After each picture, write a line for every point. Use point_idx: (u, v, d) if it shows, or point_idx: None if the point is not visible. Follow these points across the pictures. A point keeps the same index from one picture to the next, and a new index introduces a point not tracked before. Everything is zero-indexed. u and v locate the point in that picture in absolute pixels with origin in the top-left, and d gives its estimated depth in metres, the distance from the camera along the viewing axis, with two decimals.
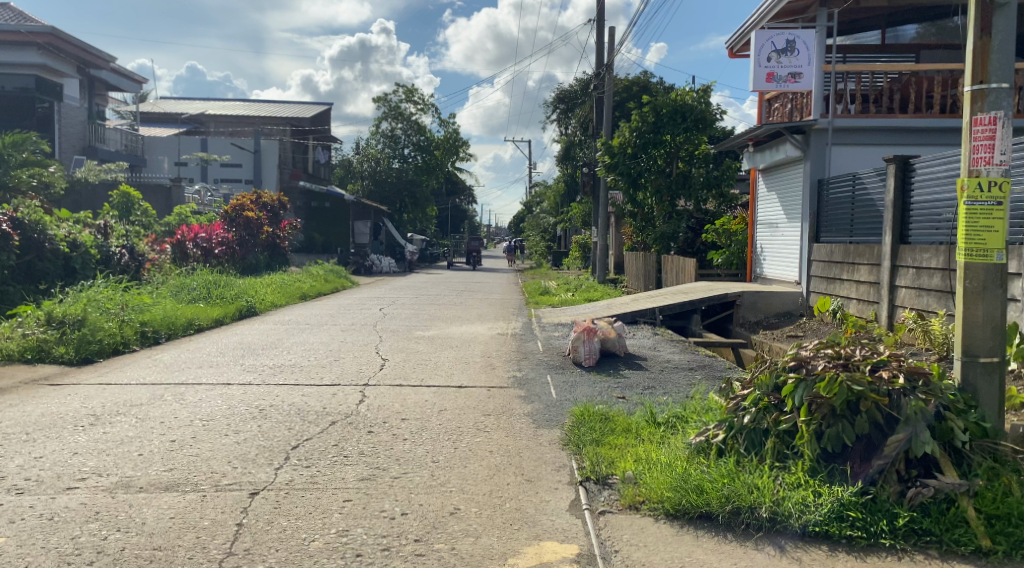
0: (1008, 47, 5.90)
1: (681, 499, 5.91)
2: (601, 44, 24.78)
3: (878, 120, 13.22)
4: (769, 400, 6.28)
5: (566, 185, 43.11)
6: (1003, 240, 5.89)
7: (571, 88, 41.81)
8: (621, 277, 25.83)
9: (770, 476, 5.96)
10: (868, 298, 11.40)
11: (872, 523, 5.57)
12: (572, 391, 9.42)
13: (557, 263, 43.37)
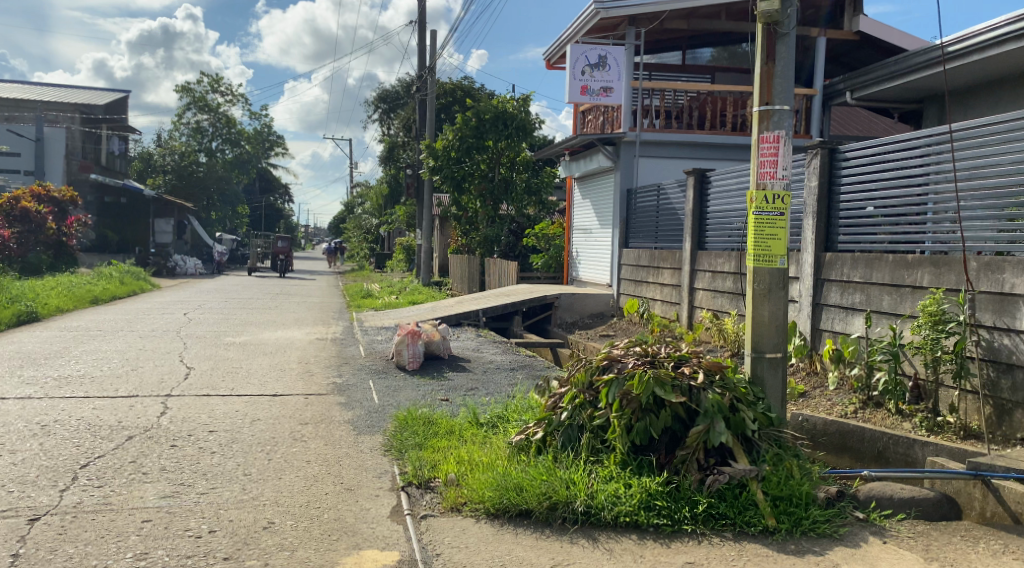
0: (789, 74, 6.58)
1: (501, 497, 6.23)
2: (424, 46, 25.04)
3: (680, 135, 14.20)
4: (585, 397, 6.74)
5: (390, 186, 43.14)
6: (785, 247, 6.57)
7: (393, 89, 41.95)
8: (445, 279, 26.22)
9: (585, 471, 6.39)
10: (670, 300, 12.21)
11: (676, 510, 6.07)
12: (395, 395, 9.61)
13: (379, 266, 43.23)
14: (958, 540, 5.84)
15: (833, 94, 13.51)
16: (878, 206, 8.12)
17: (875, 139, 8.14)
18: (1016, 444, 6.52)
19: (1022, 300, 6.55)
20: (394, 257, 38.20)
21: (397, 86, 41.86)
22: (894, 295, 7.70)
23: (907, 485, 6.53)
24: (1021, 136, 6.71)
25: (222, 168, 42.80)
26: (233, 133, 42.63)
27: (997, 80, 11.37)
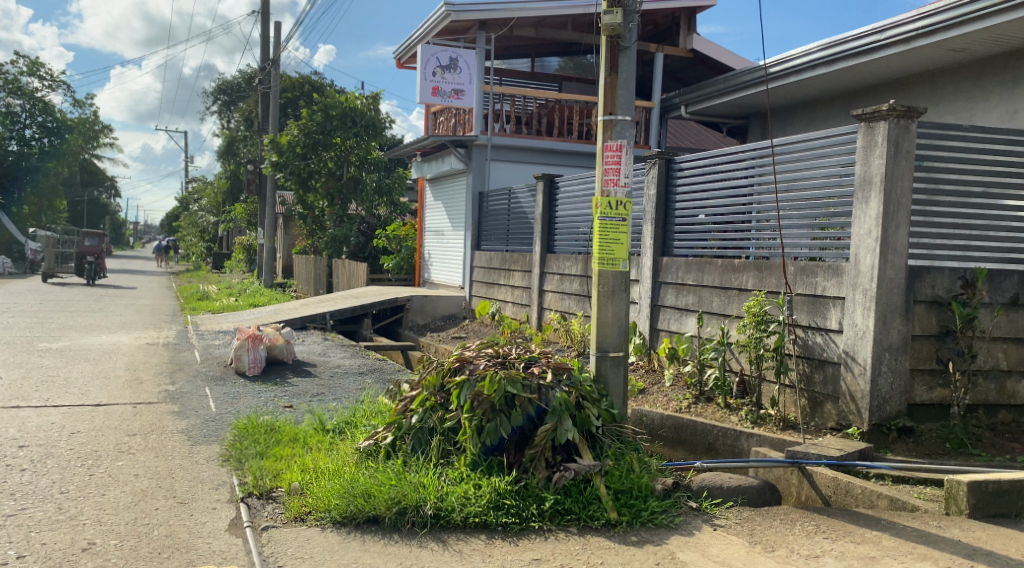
0: (630, 86, 6.95)
1: (348, 505, 6.29)
2: (267, 38, 24.50)
3: (530, 141, 14.55)
4: (436, 400, 6.90)
5: (229, 181, 41.82)
6: (627, 251, 6.94)
7: (234, 81, 40.77)
8: (289, 279, 25.74)
9: (435, 474, 6.53)
10: (521, 302, 12.52)
11: (524, 509, 6.29)
12: (235, 402, 9.46)
13: (218, 267, 41.66)
14: (778, 523, 6.33)
15: (670, 108, 14.22)
16: (708, 213, 8.66)
17: (706, 152, 8.68)
18: (827, 433, 7.14)
19: (832, 301, 7.16)
20: (234, 257, 37.07)
21: (238, 78, 40.76)
22: (723, 297, 8.23)
23: (733, 474, 7.03)
24: (830, 152, 7.33)
25: (36, 157, 38.04)
26: (49, 120, 38.53)
27: (813, 100, 12.31)
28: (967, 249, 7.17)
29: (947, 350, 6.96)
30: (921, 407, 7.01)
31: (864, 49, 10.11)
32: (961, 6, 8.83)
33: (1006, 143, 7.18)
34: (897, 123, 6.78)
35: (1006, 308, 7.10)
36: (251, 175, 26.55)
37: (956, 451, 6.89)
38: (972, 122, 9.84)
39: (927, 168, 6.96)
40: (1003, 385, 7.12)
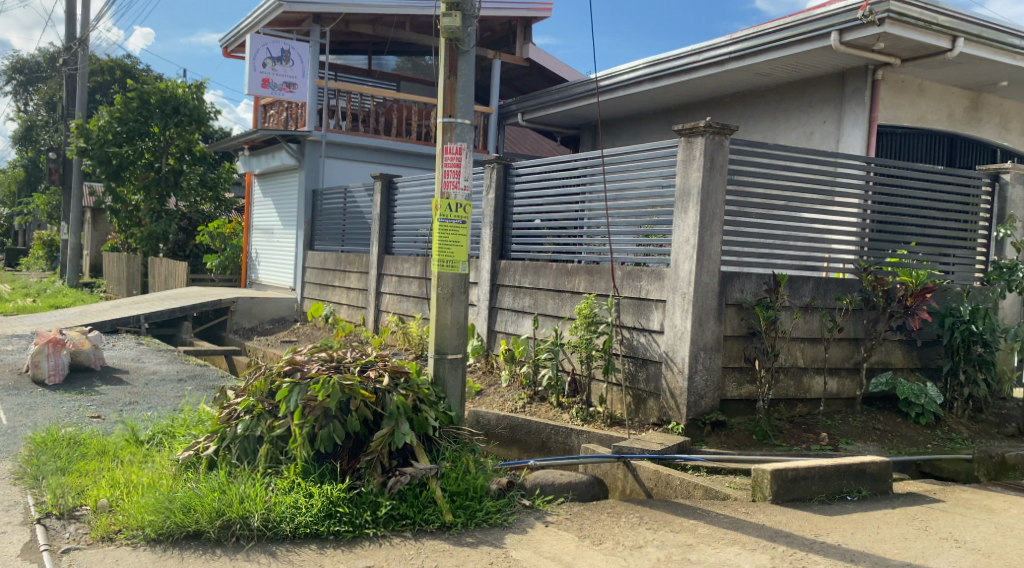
0: (469, 90, 7.14)
1: (164, 521, 6.12)
2: (74, 16, 23.04)
3: (365, 139, 14.45)
4: (263, 407, 6.81)
5: (25, 170, 38.88)
6: (466, 254, 7.15)
7: (33, 60, 37.98)
8: (95, 280, 24.27)
9: (262, 483, 6.45)
10: (356, 304, 12.46)
11: (357, 516, 6.31)
12: (32, 414, 8.92)
13: (12, 263, 38.63)
14: (605, 517, 6.66)
15: (507, 115, 14.54)
16: (544, 219, 8.97)
17: (542, 158, 8.97)
18: (649, 428, 7.56)
19: (654, 304, 7.60)
20: (31, 253, 34.55)
21: (38, 56, 37.98)
22: (557, 300, 8.55)
23: (563, 471, 7.36)
24: (653, 164, 7.76)
25: None
26: None
27: (638, 113, 12.93)
28: (771, 254, 7.69)
29: (754, 349, 7.51)
30: (730, 402, 7.56)
31: (684, 69, 10.73)
32: (768, 33, 9.53)
33: (805, 160, 7.77)
34: (713, 139, 7.29)
35: (803, 311, 7.72)
36: (52, 164, 24.61)
37: (761, 442, 7.45)
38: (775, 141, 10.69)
39: (737, 182, 7.51)
40: (800, 381, 7.78)
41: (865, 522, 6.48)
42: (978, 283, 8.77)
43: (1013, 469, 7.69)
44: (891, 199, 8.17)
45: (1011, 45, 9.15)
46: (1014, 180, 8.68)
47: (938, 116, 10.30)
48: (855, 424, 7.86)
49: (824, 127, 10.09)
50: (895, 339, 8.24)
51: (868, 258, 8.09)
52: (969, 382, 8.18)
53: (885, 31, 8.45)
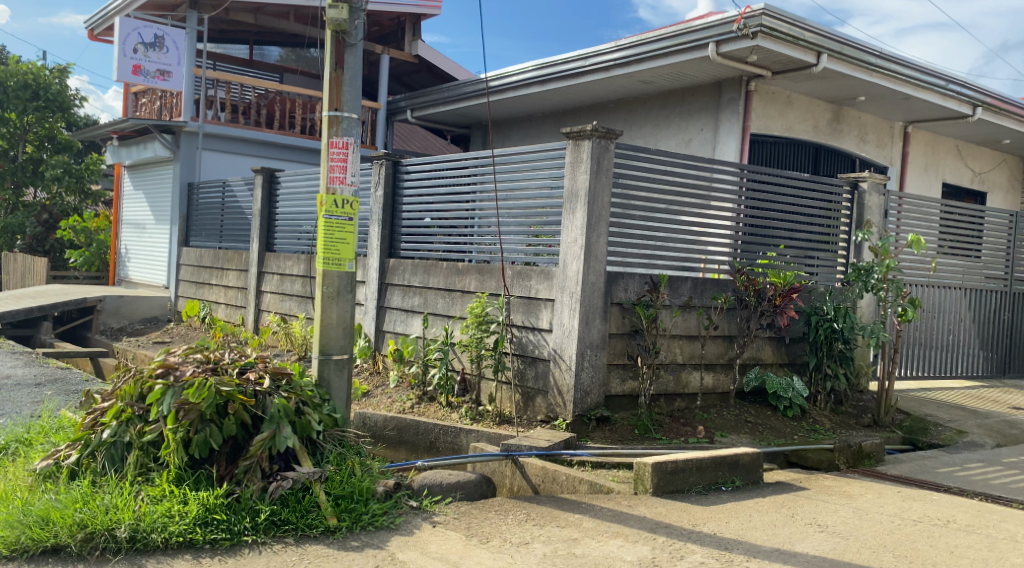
0: (356, 84, 7.04)
1: (20, 536, 5.77)
2: None
3: (247, 131, 14.06)
4: (133, 411, 6.48)
5: None
6: (353, 251, 7.02)
7: None
8: None
9: (131, 493, 6.16)
10: (235, 303, 12.08)
11: (235, 523, 6.08)
12: None
13: None
14: (493, 515, 6.68)
15: (396, 110, 14.37)
16: (434, 217, 9.07)
17: (431, 156, 9.06)
18: (537, 425, 7.69)
19: (543, 303, 7.74)
20: None
21: None
22: (448, 298, 8.61)
23: (450, 470, 7.36)
24: (542, 164, 7.89)
25: None
26: None
27: (526, 115, 13.15)
28: (652, 255, 7.93)
29: (636, 346, 7.75)
30: (615, 397, 7.77)
31: (571, 73, 10.93)
32: (652, 41, 9.82)
33: (684, 166, 8.06)
34: (599, 142, 7.49)
35: (682, 310, 8.03)
36: None
37: (642, 436, 7.66)
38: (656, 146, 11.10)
39: (622, 185, 7.73)
40: (680, 376, 8.08)
41: (739, 511, 6.75)
42: (839, 284, 9.35)
43: (869, 456, 8.02)
44: (762, 204, 8.60)
45: (870, 63, 9.83)
46: (871, 188, 9.32)
47: (804, 126, 11.03)
48: (729, 417, 8.23)
49: (702, 135, 10.60)
50: (766, 336, 8.69)
51: (741, 260, 8.48)
52: (832, 376, 8.72)
53: (757, 44, 8.92)
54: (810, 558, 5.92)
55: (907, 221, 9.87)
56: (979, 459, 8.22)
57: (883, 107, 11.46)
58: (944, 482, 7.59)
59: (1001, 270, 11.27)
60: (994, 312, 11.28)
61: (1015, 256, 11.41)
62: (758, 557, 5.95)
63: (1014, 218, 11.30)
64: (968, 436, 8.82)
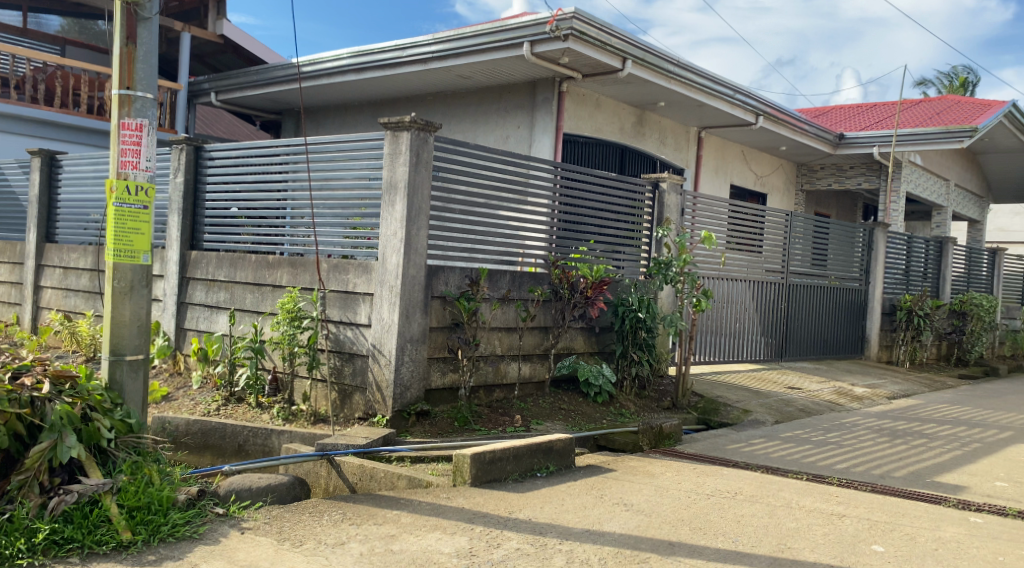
0: (151, 61, 6.23)
1: None
2: None
3: (21, 109, 12.82)
4: None
5: None
6: (149, 242, 6.26)
7: None
8: None
9: None
10: (9, 300, 10.91)
11: (7, 546, 5.18)
12: None
13: None
14: (307, 516, 6.06)
15: (197, 92, 13.53)
16: (242, 207, 8.71)
17: (236, 142, 8.73)
18: (355, 423, 7.50)
19: (361, 297, 7.56)
20: None
21: None
22: (257, 293, 8.28)
23: (261, 475, 6.69)
24: (360, 155, 7.70)
25: None
26: None
27: (342, 103, 12.91)
28: (472, 249, 7.94)
29: (456, 339, 7.71)
30: (434, 391, 7.70)
31: (388, 63, 10.73)
32: (467, 37, 9.89)
33: (502, 161, 8.13)
34: (418, 134, 7.38)
35: (501, 303, 8.10)
36: None
37: (462, 428, 7.63)
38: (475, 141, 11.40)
39: (442, 178, 7.67)
40: (499, 367, 8.15)
41: (552, 496, 6.66)
42: (642, 277, 9.78)
43: (670, 437, 8.35)
44: (574, 201, 8.85)
45: (668, 71, 10.62)
46: (669, 188, 9.89)
47: (612, 128, 11.78)
48: (544, 405, 8.41)
49: (519, 132, 11.00)
50: (578, 327, 8.96)
51: (555, 253, 8.68)
52: (636, 362, 9.13)
53: (568, 47, 9.33)
54: (618, 537, 5.92)
55: (701, 219, 10.66)
56: (761, 434, 8.88)
57: (680, 113, 12.40)
58: (732, 458, 8.04)
59: (779, 264, 12.25)
60: (774, 301, 12.28)
61: (789, 252, 12.43)
62: (569, 540, 5.86)
63: (787, 217, 12.35)
64: (752, 415, 9.52)
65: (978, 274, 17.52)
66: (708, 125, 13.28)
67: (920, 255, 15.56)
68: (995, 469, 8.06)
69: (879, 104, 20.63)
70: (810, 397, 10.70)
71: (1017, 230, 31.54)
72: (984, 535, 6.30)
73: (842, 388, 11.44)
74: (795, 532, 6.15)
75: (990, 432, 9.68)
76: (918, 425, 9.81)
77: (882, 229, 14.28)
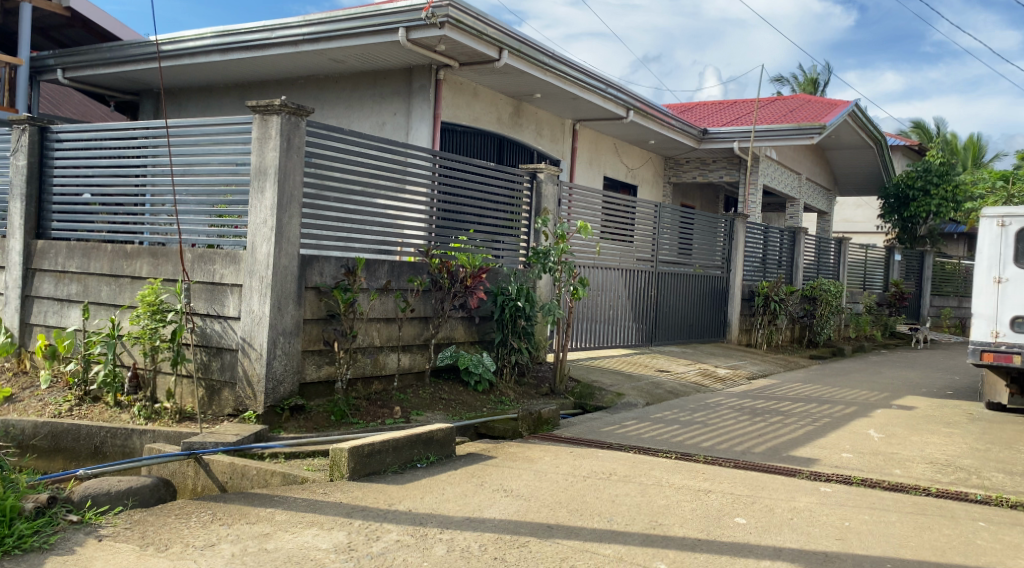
0: None
1: None
2: None
3: None
4: None
5: None
6: None
7: None
8: None
9: None
10: None
11: None
12: None
13: None
14: (172, 519, 5.75)
15: (43, 69, 12.68)
16: (94, 193, 8.24)
17: (87, 125, 8.26)
18: (224, 419, 7.22)
19: (229, 289, 7.27)
20: None
21: None
22: (113, 285, 7.84)
23: (122, 477, 6.28)
24: (226, 139, 7.38)
25: None
26: None
27: (206, 85, 12.38)
28: (348, 238, 7.72)
29: (332, 331, 7.49)
30: (309, 385, 7.46)
31: (256, 45, 10.34)
32: (340, 20, 9.63)
33: (379, 148, 7.94)
34: (288, 119, 7.13)
35: (379, 293, 7.92)
36: None
37: (338, 421, 7.42)
38: (348, 128, 11.13)
39: (314, 165, 7.42)
40: (377, 359, 7.98)
41: (432, 486, 6.56)
42: (521, 266, 9.79)
43: (547, 422, 8.36)
44: (453, 189, 8.75)
45: (543, 62, 10.65)
46: (547, 178, 9.92)
47: (489, 118, 11.71)
48: (425, 396, 8.28)
49: (394, 119, 10.81)
50: (458, 316, 8.90)
51: (434, 242, 8.57)
52: (516, 350, 9.12)
53: (445, 34, 9.22)
54: (498, 523, 5.87)
55: (577, 209, 10.74)
56: (634, 416, 9.02)
57: (556, 105, 12.45)
58: (607, 440, 8.12)
59: (648, 253, 12.48)
60: (644, 289, 12.49)
61: (660, 241, 12.70)
62: (450, 528, 5.77)
63: (658, 208, 12.61)
64: (624, 398, 9.64)
65: (826, 261, 18.35)
66: (582, 118, 13.41)
67: (775, 244, 16.16)
68: (842, 442, 8.43)
69: (739, 99, 21.35)
70: (678, 378, 10.95)
71: (859, 221, 33.22)
72: (835, 503, 6.56)
73: (706, 369, 11.79)
74: (666, 509, 6.24)
75: (839, 407, 10.15)
76: (774, 403, 10.19)
77: (741, 220, 14.76)
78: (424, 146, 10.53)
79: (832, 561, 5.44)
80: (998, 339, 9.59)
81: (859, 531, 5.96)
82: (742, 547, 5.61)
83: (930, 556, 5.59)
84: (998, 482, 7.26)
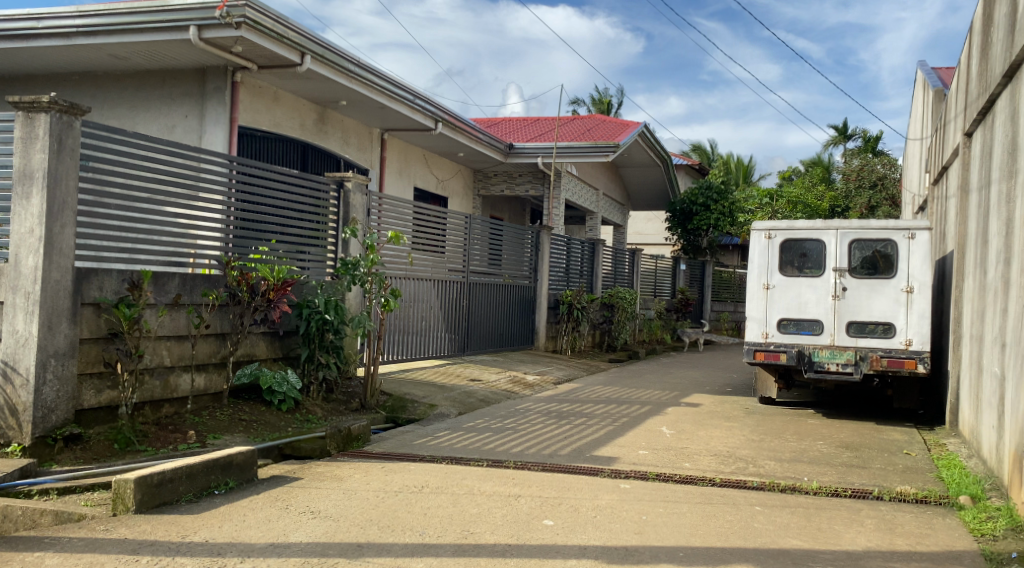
0: None
1: None
2: None
3: None
4: None
5: None
6: None
7: None
8: None
9: None
10: None
11: None
12: None
13: None
14: None
15: None
16: None
17: None
18: None
19: None
20: None
21: None
22: None
23: None
24: None
25: None
26: None
27: None
28: (132, 251, 7.07)
29: (113, 351, 6.83)
30: (86, 412, 6.74)
31: (21, 35, 9.39)
32: (120, 13, 8.92)
33: (168, 153, 7.38)
34: (59, 118, 6.45)
35: (168, 309, 7.31)
36: None
37: (122, 450, 6.73)
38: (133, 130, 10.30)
39: (92, 169, 6.76)
40: (167, 380, 7.36)
41: (233, 513, 6.07)
42: (328, 278, 9.39)
43: (357, 438, 8.02)
44: (252, 196, 8.24)
45: (348, 69, 10.33)
46: (354, 188, 9.61)
47: (292, 124, 11.20)
48: (222, 418, 7.69)
49: (186, 122, 10.11)
50: (259, 332, 8.41)
51: (232, 253, 8.00)
52: (324, 365, 8.72)
53: (241, 35, 8.72)
54: (303, 547, 5.48)
55: (386, 219, 10.44)
56: (446, 427, 8.82)
57: (361, 113, 12.11)
58: (420, 453, 7.87)
59: (459, 264, 12.35)
60: (455, 299, 12.33)
61: (469, 252, 12.61)
62: (251, 556, 5.33)
63: (468, 219, 12.50)
64: (437, 409, 9.45)
65: (622, 271, 18.95)
66: (390, 128, 13.16)
67: (578, 255, 16.50)
68: (638, 440, 8.59)
69: (542, 117, 21.82)
70: (489, 387, 10.86)
71: (651, 233, 34.80)
72: (634, 499, 6.61)
73: (516, 376, 11.78)
74: (477, 517, 6.07)
75: (636, 407, 10.39)
76: (578, 405, 10.29)
77: (547, 231, 14.93)
78: (219, 151, 9.91)
79: (632, 555, 5.42)
80: (768, 340, 10.08)
81: (655, 524, 6.01)
82: (549, 548, 5.51)
83: (716, 541, 5.69)
84: (771, 469, 7.59)
